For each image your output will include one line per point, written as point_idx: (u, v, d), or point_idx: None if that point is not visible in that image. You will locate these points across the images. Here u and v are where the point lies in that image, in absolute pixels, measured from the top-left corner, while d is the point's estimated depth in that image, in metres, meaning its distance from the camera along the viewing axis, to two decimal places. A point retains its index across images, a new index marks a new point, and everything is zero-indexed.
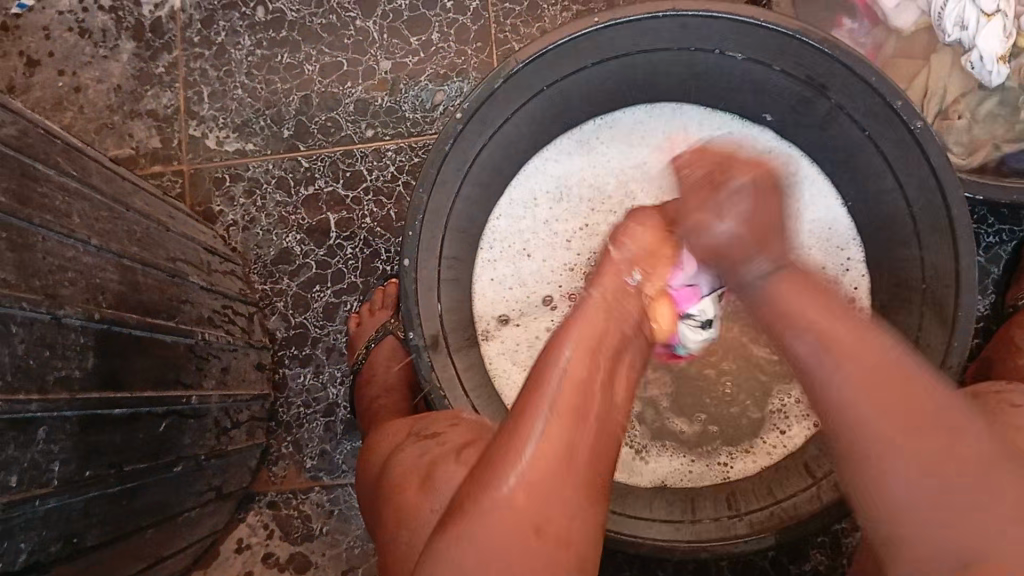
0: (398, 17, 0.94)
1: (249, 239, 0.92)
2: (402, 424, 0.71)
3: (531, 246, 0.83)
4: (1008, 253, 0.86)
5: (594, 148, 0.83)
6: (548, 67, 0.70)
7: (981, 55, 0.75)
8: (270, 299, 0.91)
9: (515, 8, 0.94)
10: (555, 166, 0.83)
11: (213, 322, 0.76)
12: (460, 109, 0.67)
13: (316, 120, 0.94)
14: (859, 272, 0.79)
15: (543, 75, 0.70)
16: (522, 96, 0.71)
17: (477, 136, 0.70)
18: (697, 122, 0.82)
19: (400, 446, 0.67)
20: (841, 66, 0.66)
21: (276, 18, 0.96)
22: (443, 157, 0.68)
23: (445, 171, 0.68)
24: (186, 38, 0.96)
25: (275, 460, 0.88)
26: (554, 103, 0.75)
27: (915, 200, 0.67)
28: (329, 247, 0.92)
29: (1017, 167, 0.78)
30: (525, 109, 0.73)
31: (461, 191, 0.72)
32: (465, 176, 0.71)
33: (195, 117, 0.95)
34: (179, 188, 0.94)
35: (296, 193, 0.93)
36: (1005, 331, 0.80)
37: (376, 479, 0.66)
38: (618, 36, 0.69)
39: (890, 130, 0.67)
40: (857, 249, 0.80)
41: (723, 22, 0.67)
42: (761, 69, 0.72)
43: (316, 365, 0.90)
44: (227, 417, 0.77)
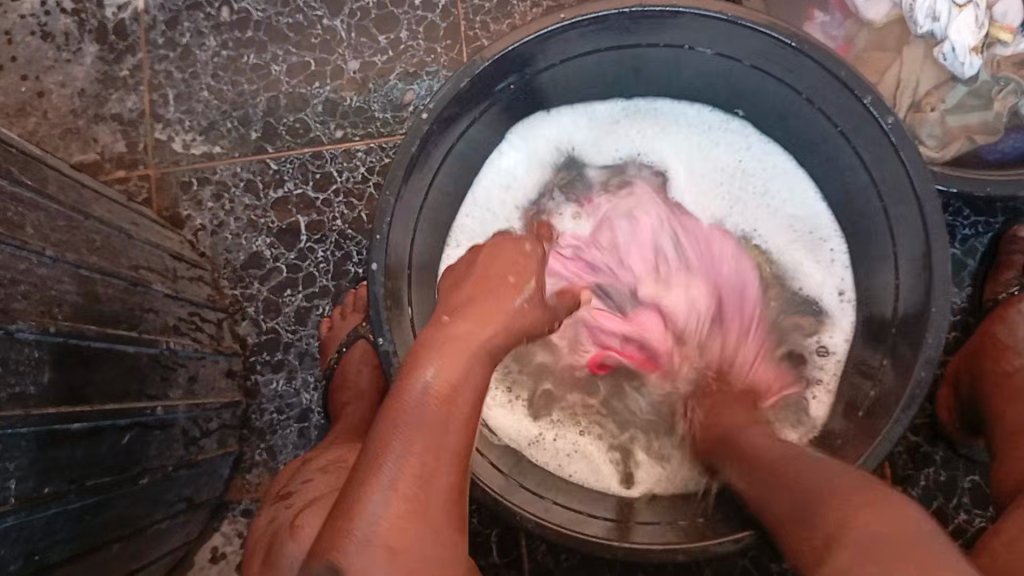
0: (366, 16, 0.93)
1: (218, 244, 0.91)
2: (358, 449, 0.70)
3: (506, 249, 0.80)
4: (984, 246, 0.85)
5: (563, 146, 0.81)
6: (517, 66, 0.68)
7: (953, 46, 0.75)
8: (240, 304, 0.90)
9: (484, 4, 0.92)
10: (520, 162, 0.80)
11: (179, 330, 0.75)
12: (427, 110, 0.65)
13: (285, 121, 0.92)
14: (842, 264, 0.76)
15: (511, 74, 0.69)
16: (490, 95, 0.70)
17: (444, 137, 0.68)
18: (666, 116, 0.81)
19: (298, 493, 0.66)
20: (811, 61, 0.65)
21: (241, 18, 0.94)
22: (410, 159, 0.66)
23: (412, 172, 0.67)
24: (151, 39, 0.94)
25: (248, 467, 0.87)
26: (522, 103, 0.74)
27: (887, 195, 0.67)
28: (300, 251, 0.90)
29: (991, 160, 0.77)
30: (493, 108, 0.72)
31: (430, 191, 0.71)
32: (433, 176, 0.70)
33: (161, 120, 0.93)
34: (145, 193, 0.92)
35: (265, 196, 0.91)
36: (985, 325, 0.79)
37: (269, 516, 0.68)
38: (586, 33, 0.68)
39: (862, 125, 0.66)
40: (839, 240, 0.76)
41: (691, 16, 0.66)
42: (731, 64, 0.71)
43: (289, 371, 0.89)
44: (197, 426, 0.76)
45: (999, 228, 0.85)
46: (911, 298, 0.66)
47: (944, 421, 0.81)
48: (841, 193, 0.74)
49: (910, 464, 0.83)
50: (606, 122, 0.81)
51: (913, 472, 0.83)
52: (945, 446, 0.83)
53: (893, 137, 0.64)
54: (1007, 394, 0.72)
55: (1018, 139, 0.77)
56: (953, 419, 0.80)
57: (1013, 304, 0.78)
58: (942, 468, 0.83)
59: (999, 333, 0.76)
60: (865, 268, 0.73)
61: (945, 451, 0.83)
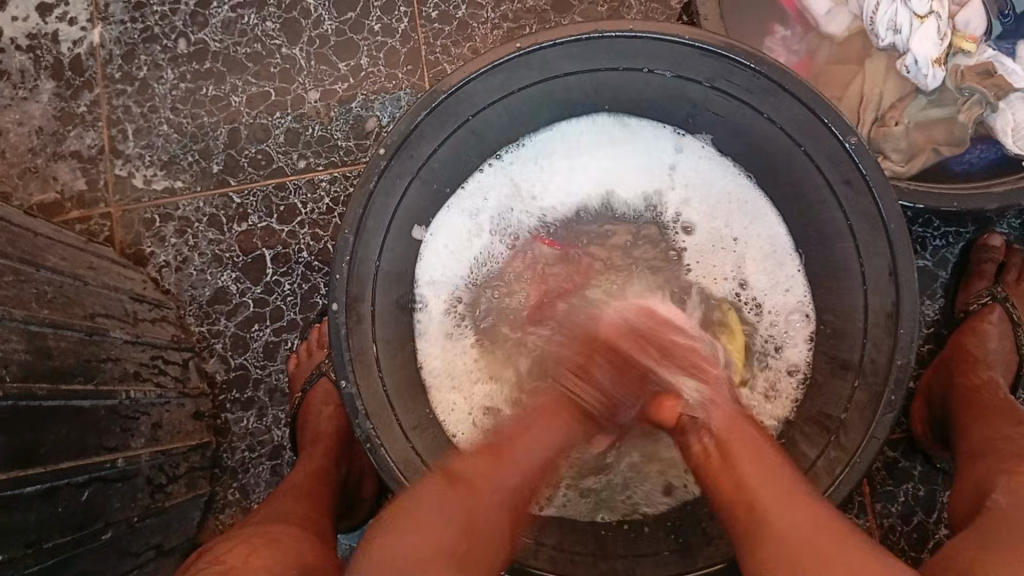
0: (325, 43, 0.92)
1: (183, 280, 0.89)
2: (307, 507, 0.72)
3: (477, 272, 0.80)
4: (955, 256, 0.84)
5: (553, 169, 0.80)
6: (473, 97, 0.67)
7: (915, 59, 0.74)
8: (207, 341, 0.88)
9: (444, 28, 0.91)
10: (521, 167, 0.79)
11: (140, 377, 0.73)
12: (382, 145, 0.65)
13: (246, 153, 0.91)
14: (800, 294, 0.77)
15: (466, 106, 0.68)
16: (443, 132, 0.68)
17: (402, 173, 0.67)
18: (661, 151, 0.79)
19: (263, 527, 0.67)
20: (768, 82, 0.64)
21: (199, 49, 0.92)
22: (367, 197, 0.65)
23: (371, 210, 0.66)
24: (108, 74, 0.93)
25: (221, 507, 0.86)
26: (481, 135, 0.73)
27: (853, 215, 0.66)
28: (266, 284, 0.89)
29: (957, 171, 0.78)
30: (448, 143, 0.70)
31: (391, 228, 0.70)
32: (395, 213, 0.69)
33: (121, 156, 0.92)
34: (107, 232, 0.90)
35: (229, 230, 0.90)
36: (955, 339, 0.79)
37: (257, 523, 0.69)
38: (541, 62, 0.67)
39: (822, 146, 0.65)
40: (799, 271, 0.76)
41: (647, 42, 0.65)
42: (690, 86, 0.70)
43: (259, 408, 0.87)
44: (162, 473, 0.74)
45: (970, 237, 0.83)
46: (878, 319, 0.66)
47: (919, 435, 0.81)
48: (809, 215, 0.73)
49: (888, 480, 0.83)
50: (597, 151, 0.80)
51: (891, 488, 0.83)
52: (923, 461, 0.82)
53: (855, 158, 0.63)
54: (978, 412, 0.72)
55: (982, 150, 0.78)
56: (927, 433, 0.80)
57: (983, 317, 0.78)
58: (920, 483, 0.82)
59: (969, 345, 0.77)
60: (832, 292, 0.72)
61: (923, 465, 0.82)
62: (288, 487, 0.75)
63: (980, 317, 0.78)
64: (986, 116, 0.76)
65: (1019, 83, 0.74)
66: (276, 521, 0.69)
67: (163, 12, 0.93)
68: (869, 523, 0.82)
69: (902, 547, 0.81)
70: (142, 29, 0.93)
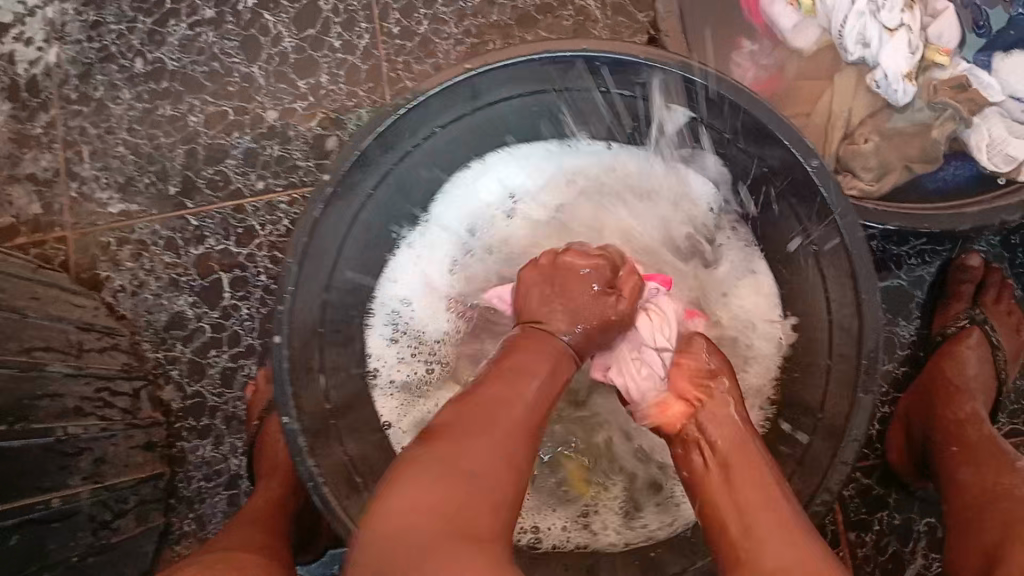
0: (284, 61, 0.89)
1: (138, 305, 0.87)
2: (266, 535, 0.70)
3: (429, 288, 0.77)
4: (932, 275, 0.81)
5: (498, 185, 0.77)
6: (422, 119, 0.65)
7: (885, 73, 0.71)
8: (163, 368, 0.86)
9: (406, 44, 0.89)
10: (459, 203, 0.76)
11: (82, 412, 0.71)
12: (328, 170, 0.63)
13: (203, 174, 0.88)
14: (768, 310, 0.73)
15: (418, 128, 0.66)
16: (396, 153, 0.66)
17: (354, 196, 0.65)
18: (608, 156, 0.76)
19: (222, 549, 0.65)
20: (728, 101, 0.62)
21: (156, 68, 0.90)
22: (313, 224, 0.62)
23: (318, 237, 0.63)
24: (64, 95, 0.90)
25: (177, 539, 0.84)
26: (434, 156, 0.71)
27: (819, 238, 0.64)
28: (223, 309, 0.87)
29: (932, 188, 0.75)
30: (402, 164, 0.68)
31: (342, 251, 0.68)
32: (344, 239, 0.67)
33: (77, 178, 0.89)
34: (63, 256, 0.88)
35: (186, 254, 0.88)
36: (932, 363, 0.76)
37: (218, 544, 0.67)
38: (494, 80, 0.65)
39: (786, 166, 0.63)
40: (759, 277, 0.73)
41: (602, 62, 0.63)
42: (651, 105, 0.68)
43: (216, 436, 0.85)
44: (106, 509, 0.72)
45: (947, 256, 0.80)
46: (846, 347, 0.63)
47: (893, 463, 0.77)
48: (773, 237, 0.71)
49: (862, 509, 0.80)
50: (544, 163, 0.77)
51: (866, 518, 0.80)
52: (899, 488, 0.79)
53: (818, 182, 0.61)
54: None
55: (957, 167, 0.75)
56: (903, 460, 0.77)
57: (962, 340, 0.76)
58: (896, 511, 0.79)
59: (948, 373, 0.74)
60: (799, 318, 0.70)
61: (898, 493, 0.79)
62: (244, 516, 0.73)
63: (959, 342, 0.76)
64: (961, 133, 0.73)
65: (994, 97, 0.72)
66: (241, 548, 0.66)
67: (120, 30, 0.91)
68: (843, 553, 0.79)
69: None
70: (99, 48, 0.91)
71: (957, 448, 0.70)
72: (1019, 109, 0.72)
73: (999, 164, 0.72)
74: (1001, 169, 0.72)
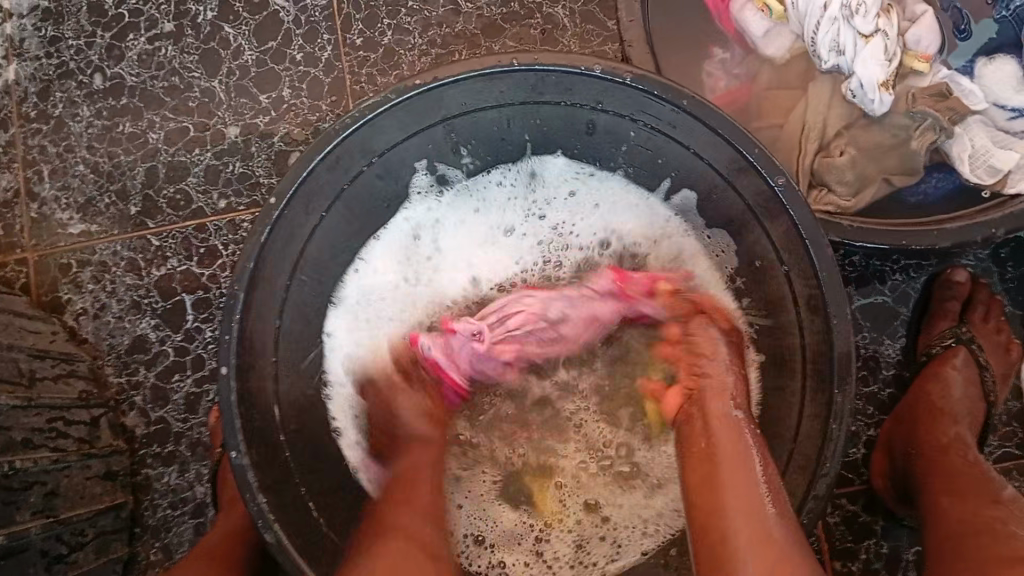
0: (244, 74, 0.87)
1: (101, 328, 0.85)
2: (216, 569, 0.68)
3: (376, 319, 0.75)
4: (918, 291, 0.78)
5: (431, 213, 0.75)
6: (375, 137, 0.63)
7: (861, 81, 0.68)
8: (127, 393, 0.84)
9: (369, 55, 0.86)
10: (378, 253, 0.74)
11: (33, 445, 0.69)
12: (274, 193, 0.60)
13: (164, 193, 0.86)
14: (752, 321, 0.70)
15: (369, 148, 0.64)
16: (348, 174, 0.64)
17: (304, 217, 0.63)
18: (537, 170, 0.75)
19: None
20: (685, 116, 0.61)
21: (115, 84, 0.88)
22: (260, 249, 0.60)
23: (265, 262, 0.61)
24: (23, 113, 0.88)
25: (143, 569, 0.82)
26: (393, 172, 0.69)
27: (787, 257, 0.61)
28: (186, 332, 0.85)
29: (912, 202, 0.72)
30: (356, 185, 0.66)
31: (295, 276, 0.66)
32: (297, 262, 0.65)
33: (37, 199, 0.87)
34: (23, 279, 0.85)
35: (148, 275, 0.85)
36: (917, 385, 0.73)
37: None
38: (449, 97, 0.63)
39: (751, 182, 0.61)
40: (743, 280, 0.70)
41: (558, 75, 0.61)
42: (613, 120, 0.66)
43: (180, 463, 0.83)
44: (62, 543, 0.70)
45: (933, 270, 0.77)
46: (819, 376, 0.60)
47: (879, 489, 0.74)
48: (745, 254, 0.68)
49: (848, 536, 0.76)
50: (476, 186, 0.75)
51: (851, 544, 0.76)
52: (886, 515, 0.76)
53: (785, 201, 0.59)
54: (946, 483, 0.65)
55: (940, 178, 0.72)
56: (888, 487, 0.73)
57: (947, 361, 0.72)
58: (883, 539, 0.76)
59: (932, 395, 0.71)
60: (773, 341, 0.67)
61: (886, 520, 0.76)
62: (198, 548, 0.71)
63: (944, 363, 0.72)
64: (942, 143, 0.70)
65: (977, 105, 0.69)
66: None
67: (78, 46, 0.88)
68: None
69: None
70: (57, 64, 0.88)
71: (937, 470, 0.67)
72: (1004, 117, 0.69)
73: (982, 177, 0.69)
74: (985, 181, 0.69)
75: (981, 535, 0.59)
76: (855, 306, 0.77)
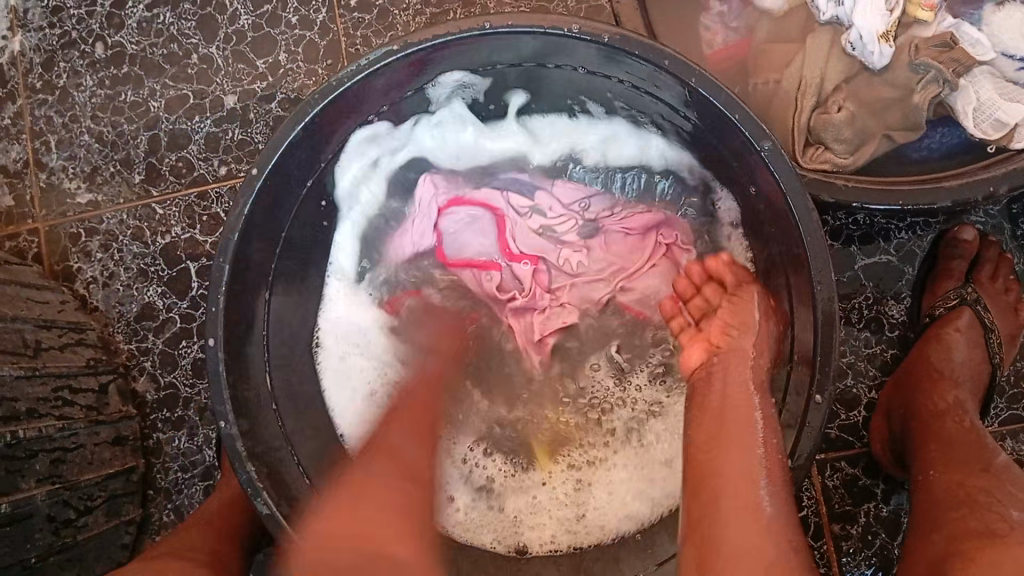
0: (241, 39, 0.87)
1: (110, 296, 0.86)
2: (211, 538, 0.70)
3: (387, 271, 0.76)
4: (924, 250, 0.77)
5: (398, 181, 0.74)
6: (360, 103, 0.63)
7: (861, 33, 0.66)
8: (137, 359, 0.86)
9: (364, 17, 0.87)
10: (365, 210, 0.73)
11: (36, 415, 0.71)
12: (254, 164, 0.59)
13: (166, 161, 0.87)
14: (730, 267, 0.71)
15: (355, 112, 0.63)
16: (332, 138, 0.64)
17: (297, 181, 0.64)
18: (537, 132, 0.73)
19: (158, 554, 0.66)
20: (670, 78, 0.59)
21: (116, 53, 0.88)
22: (243, 224, 0.59)
23: (252, 232, 0.61)
24: (29, 84, 0.88)
25: (157, 529, 0.84)
26: (381, 134, 0.69)
27: (777, 221, 0.60)
28: (192, 299, 0.86)
29: (916, 157, 0.70)
30: (345, 146, 0.66)
31: (284, 245, 0.66)
32: (288, 226, 0.65)
33: (45, 169, 0.88)
34: (36, 249, 0.87)
35: (153, 243, 0.87)
36: (918, 347, 0.73)
37: (160, 549, 0.67)
38: (426, 63, 0.62)
39: (736, 141, 0.59)
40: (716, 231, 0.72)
41: (536, 36, 0.59)
42: (601, 81, 0.65)
43: (190, 427, 0.85)
44: (69, 508, 0.73)
45: (940, 229, 0.76)
46: (804, 342, 0.59)
47: (877, 454, 0.73)
48: (736, 213, 0.67)
49: (847, 499, 0.76)
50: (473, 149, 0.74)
51: (850, 508, 0.75)
52: (886, 479, 0.75)
53: (771, 165, 0.57)
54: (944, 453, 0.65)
55: (944, 133, 0.70)
56: (887, 453, 0.72)
57: (951, 323, 0.72)
58: (882, 502, 0.75)
59: (933, 358, 0.71)
60: None
61: (885, 483, 0.75)
62: (195, 517, 0.73)
63: (947, 324, 0.72)
64: (946, 97, 0.67)
65: (983, 56, 0.66)
66: (185, 556, 0.66)
67: (79, 15, 0.88)
68: (825, 546, 0.75)
69: (863, 571, 0.75)
70: (60, 34, 0.88)
71: (937, 438, 0.67)
72: (1012, 68, 0.66)
73: (987, 131, 0.66)
74: (991, 135, 0.66)
75: (967, 511, 0.59)
76: (858, 265, 0.76)
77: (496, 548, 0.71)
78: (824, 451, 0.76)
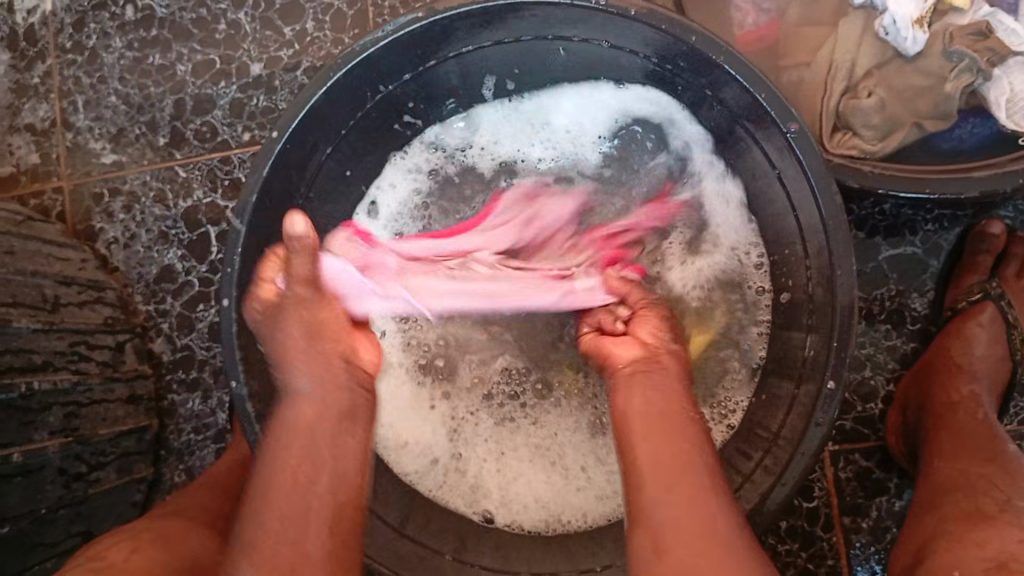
0: (269, 6, 0.87)
1: (130, 258, 0.87)
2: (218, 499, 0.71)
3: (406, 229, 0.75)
4: (950, 244, 0.75)
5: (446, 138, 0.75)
6: (381, 69, 0.62)
7: (894, 20, 0.65)
8: (155, 320, 0.86)
9: None
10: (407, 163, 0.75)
11: (51, 369, 0.72)
12: (275, 126, 0.59)
13: (191, 125, 0.87)
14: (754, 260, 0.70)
15: (376, 79, 0.63)
16: (353, 105, 0.64)
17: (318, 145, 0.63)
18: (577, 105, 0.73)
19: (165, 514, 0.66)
20: (695, 54, 0.58)
21: (146, 16, 0.89)
22: (263, 184, 0.59)
23: (270, 194, 0.61)
24: (60, 44, 0.89)
25: (168, 489, 0.85)
26: (402, 101, 0.68)
27: (796, 204, 0.59)
28: (211, 263, 0.86)
29: (945, 147, 0.68)
30: (364, 114, 0.66)
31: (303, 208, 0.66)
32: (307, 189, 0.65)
33: (71, 128, 0.88)
34: (60, 207, 0.88)
35: (175, 206, 0.87)
36: (939, 339, 0.72)
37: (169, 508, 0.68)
38: (450, 32, 0.61)
39: (760, 121, 0.58)
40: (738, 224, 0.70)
41: (561, 8, 0.59)
42: (626, 56, 0.64)
43: (204, 390, 0.86)
44: (81, 463, 0.73)
45: (967, 222, 0.75)
46: (822, 327, 0.58)
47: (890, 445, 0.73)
48: (757, 195, 0.66)
49: (859, 492, 0.75)
50: (494, 131, 0.75)
51: (862, 501, 0.75)
52: (900, 473, 0.74)
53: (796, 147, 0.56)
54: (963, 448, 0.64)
55: (975, 124, 0.68)
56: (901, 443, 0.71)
57: (973, 317, 0.71)
58: (895, 497, 0.74)
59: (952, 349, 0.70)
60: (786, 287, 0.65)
61: (899, 478, 0.74)
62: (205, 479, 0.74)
63: (969, 318, 0.71)
64: (979, 86, 0.66)
65: (1020, 46, 0.65)
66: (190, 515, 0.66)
67: None
68: (834, 538, 0.74)
69: (870, 566, 0.74)
70: None
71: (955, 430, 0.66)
72: None
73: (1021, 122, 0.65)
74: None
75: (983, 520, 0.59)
76: (880, 256, 0.75)
77: (468, 515, 0.70)
78: (837, 442, 0.76)
